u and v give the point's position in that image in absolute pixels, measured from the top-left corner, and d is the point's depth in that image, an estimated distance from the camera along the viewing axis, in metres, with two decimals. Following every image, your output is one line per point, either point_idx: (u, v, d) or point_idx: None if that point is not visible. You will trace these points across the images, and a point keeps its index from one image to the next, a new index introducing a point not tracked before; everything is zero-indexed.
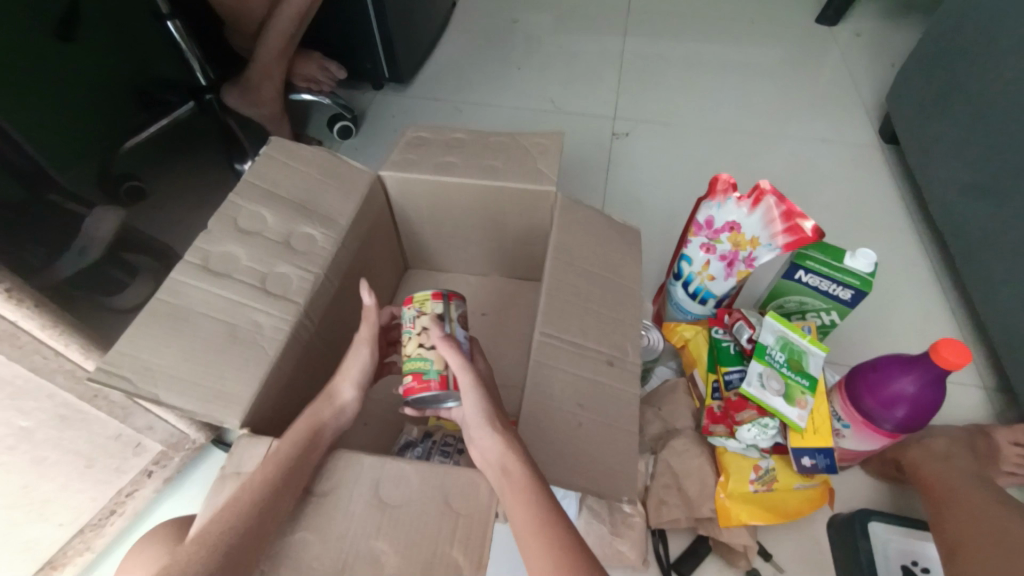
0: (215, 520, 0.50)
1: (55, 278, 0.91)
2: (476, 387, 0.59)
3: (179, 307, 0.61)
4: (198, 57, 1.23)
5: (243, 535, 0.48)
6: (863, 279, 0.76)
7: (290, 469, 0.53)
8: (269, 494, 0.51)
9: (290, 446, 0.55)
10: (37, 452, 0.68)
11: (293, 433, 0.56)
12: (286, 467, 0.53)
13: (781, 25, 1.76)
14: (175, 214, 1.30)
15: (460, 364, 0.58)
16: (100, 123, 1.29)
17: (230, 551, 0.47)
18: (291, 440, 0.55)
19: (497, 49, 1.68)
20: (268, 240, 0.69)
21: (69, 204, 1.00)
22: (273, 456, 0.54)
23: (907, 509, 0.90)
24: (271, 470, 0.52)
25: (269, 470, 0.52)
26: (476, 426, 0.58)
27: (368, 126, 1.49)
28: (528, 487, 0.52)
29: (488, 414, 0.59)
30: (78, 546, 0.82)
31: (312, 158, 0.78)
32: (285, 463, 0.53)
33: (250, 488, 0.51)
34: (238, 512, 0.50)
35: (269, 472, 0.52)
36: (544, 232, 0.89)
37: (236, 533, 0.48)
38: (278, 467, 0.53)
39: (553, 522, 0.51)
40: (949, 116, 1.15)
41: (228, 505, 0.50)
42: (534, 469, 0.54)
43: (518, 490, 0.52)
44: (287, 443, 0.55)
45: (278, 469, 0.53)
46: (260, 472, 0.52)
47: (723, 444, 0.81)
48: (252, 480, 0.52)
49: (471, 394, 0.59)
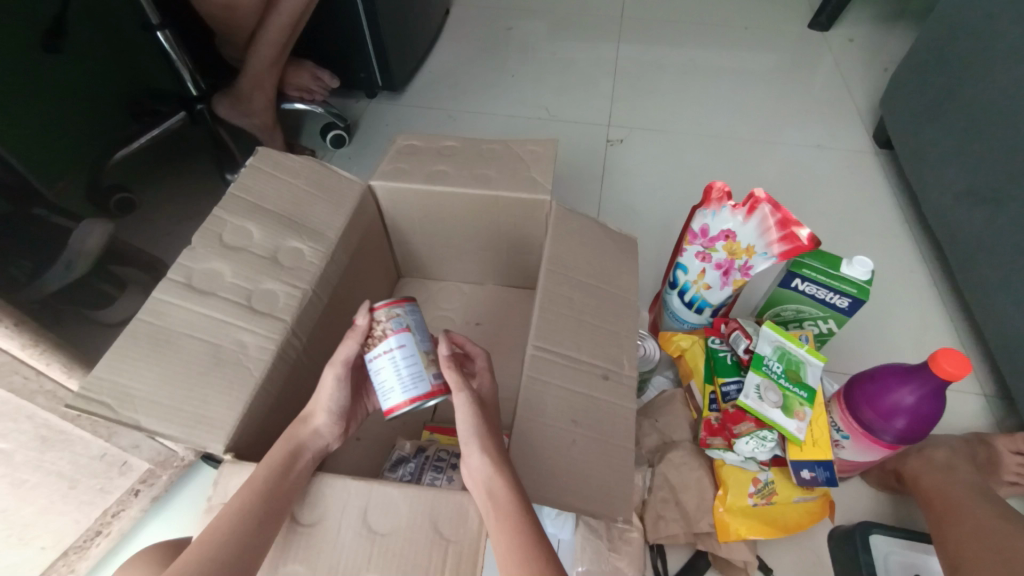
0: (193, 551, 0.48)
1: (43, 291, 0.89)
2: (467, 405, 0.58)
3: (162, 329, 0.60)
4: (188, 67, 1.21)
5: (226, 565, 0.47)
6: (859, 287, 0.75)
7: (270, 493, 0.52)
8: (250, 520, 0.49)
9: (267, 470, 0.53)
10: (16, 474, 0.67)
11: (271, 456, 0.55)
12: (268, 491, 0.52)
13: (775, 30, 1.76)
14: (163, 225, 1.29)
15: (455, 386, 0.58)
16: (88, 136, 1.27)
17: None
18: (270, 463, 0.54)
19: (491, 56, 1.68)
20: (255, 255, 0.67)
21: (54, 217, 0.98)
22: (250, 480, 0.52)
23: (908, 520, 0.89)
24: (248, 495, 0.51)
25: (246, 495, 0.51)
26: (462, 443, 0.56)
27: (361, 135, 1.48)
28: (511, 511, 0.51)
29: (473, 429, 0.56)
30: (61, 569, 0.81)
31: (301, 170, 0.77)
32: (263, 484, 0.52)
33: (228, 515, 0.50)
34: (219, 540, 0.48)
35: (247, 497, 0.51)
36: (537, 241, 0.88)
37: (214, 562, 0.47)
38: (256, 492, 0.51)
39: (535, 553, 0.49)
40: (943, 122, 1.15)
41: (207, 537, 0.49)
42: (519, 488, 0.53)
43: (502, 515, 0.50)
44: (264, 466, 0.53)
45: (256, 493, 0.51)
46: (236, 498, 0.51)
47: (721, 457, 0.79)
48: (230, 505, 0.50)
49: (462, 415, 0.58)
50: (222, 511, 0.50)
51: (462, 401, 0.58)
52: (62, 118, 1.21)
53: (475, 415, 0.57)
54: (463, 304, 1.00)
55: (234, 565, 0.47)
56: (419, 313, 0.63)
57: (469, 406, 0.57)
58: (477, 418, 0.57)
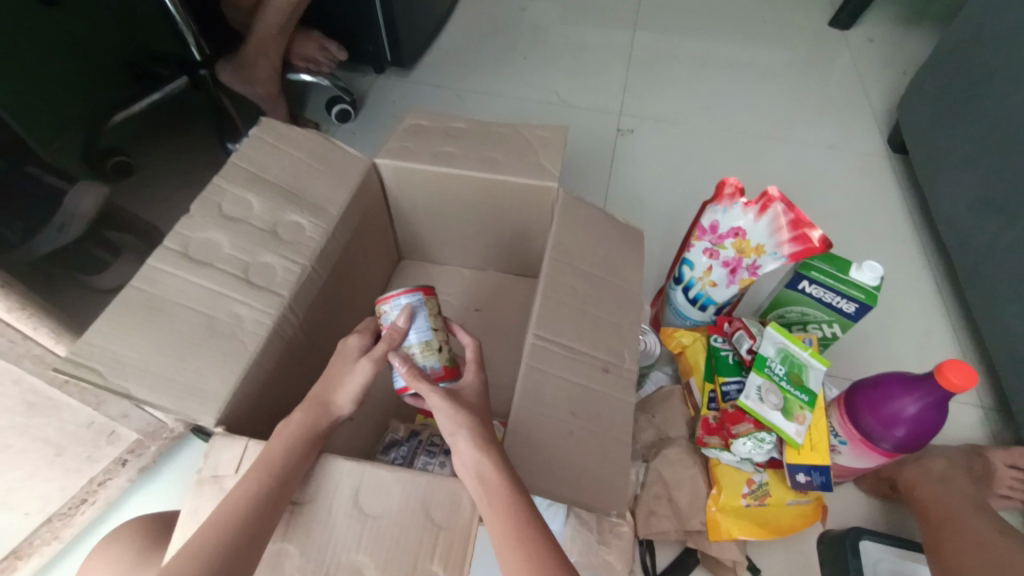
0: (203, 532, 0.47)
1: (34, 254, 0.89)
2: (445, 402, 0.56)
3: (155, 297, 0.58)
4: (192, 30, 1.17)
5: (237, 548, 0.46)
6: (868, 292, 0.73)
7: (284, 474, 0.50)
8: (261, 503, 0.48)
9: (282, 447, 0.52)
10: (0, 439, 0.66)
11: (280, 432, 0.53)
12: (279, 471, 0.50)
13: (793, 25, 1.73)
14: (163, 192, 1.26)
15: (426, 390, 0.56)
16: (87, 96, 1.25)
17: (223, 569, 0.45)
18: (283, 439, 0.53)
19: (503, 37, 1.64)
20: (254, 227, 0.66)
21: (49, 176, 0.95)
22: (261, 458, 0.51)
23: (898, 528, 0.89)
24: (260, 475, 0.50)
25: (259, 476, 0.50)
26: (447, 435, 0.55)
27: (367, 110, 1.45)
28: (505, 498, 0.50)
29: (457, 420, 0.55)
30: (45, 535, 0.79)
31: (304, 143, 0.75)
32: (278, 468, 0.50)
33: (239, 497, 0.48)
34: (221, 518, 0.48)
35: (261, 479, 0.49)
36: (542, 228, 0.86)
37: (227, 546, 0.46)
38: (268, 472, 0.50)
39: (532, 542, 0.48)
40: (960, 129, 1.13)
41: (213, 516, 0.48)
42: (516, 477, 0.52)
43: (495, 504, 0.49)
44: (277, 443, 0.52)
45: (268, 474, 0.50)
46: (248, 478, 0.50)
47: (717, 457, 0.78)
48: (241, 489, 0.49)
49: (440, 410, 0.56)
50: (232, 490, 0.49)
51: (436, 398, 0.56)
52: (60, 76, 1.18)
53: (455, 407, 0.55)
54: (464, 289, 0.98)
55: (244, 549, 0.46)
56: (414, 302, 0.62)
57: (447, 402, 0.55)
58: (458, 410, 0.55)
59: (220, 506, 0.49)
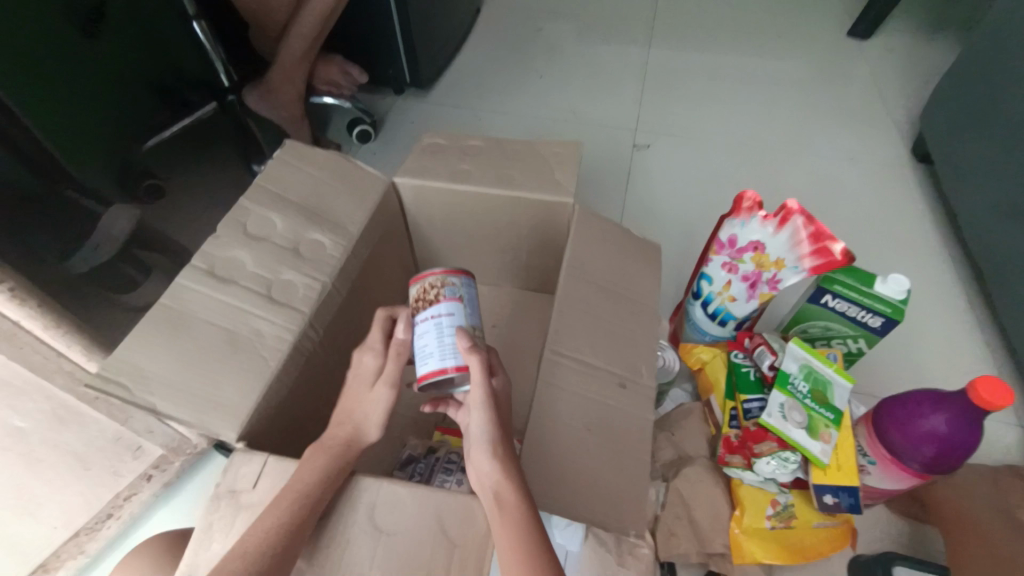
0: (233, 555, 0.48)
1: (72, 273, 0.92)
2: (486, 405, 0.55)
3: (180, 315, 0.60)
4: (221, 58, 1.22)
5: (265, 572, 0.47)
6: (894, 307, 0.71)
7: (315, 500, 0.50)
8: (291, 526, 0.49)
9: (314, 472, 0.52)
10: (32, 452, 0.68)
11: (318, 454, 0.54)
12: (312, 496, 0.51)
13: (810, 38, 1.72)
14: (190, 214, 1.31)
15: (480, 381, 0.54)
16: (120, 120, 1.30)
17: None
18: (315, 463, 0.53)
19: (518, 56, 1.67)
20: (276, 245, 0.67)
21: (82, 200, 1.00)
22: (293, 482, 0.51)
23: (931, 552, 0.86)
24: (293, 499, 0.50)
25: (292, 501, 0.50)
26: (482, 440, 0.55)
27: (387, 130, 1.48)
28: (520, 518, 0.50)
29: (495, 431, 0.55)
30: (72, 550, 0.81)
31: (324, 163, 0.77)
32: (310, 490, 0.51)
33: (272, 522, 0.49)
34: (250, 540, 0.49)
35: (294, 504, 0.50)
36: (558, 244, 0.87)
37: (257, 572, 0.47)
38: (297, 498, 0.50)
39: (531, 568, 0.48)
40: (988, 140, 1.10)
41: (245, 537, 0.49)
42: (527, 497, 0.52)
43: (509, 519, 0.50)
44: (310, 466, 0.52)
45: (302, 498, 0.50)
46: (281, 505, 0.50)
47: (739, 476, 0.76)
48: (269, 519, 0.49)
49: (480, 411, 0.55)
50: (263, 517, 0.50)
51: (481, 395, 0.54)
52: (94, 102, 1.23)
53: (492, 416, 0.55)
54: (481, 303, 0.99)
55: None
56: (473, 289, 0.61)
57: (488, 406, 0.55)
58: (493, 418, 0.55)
59: (252, 527, 0.50)
